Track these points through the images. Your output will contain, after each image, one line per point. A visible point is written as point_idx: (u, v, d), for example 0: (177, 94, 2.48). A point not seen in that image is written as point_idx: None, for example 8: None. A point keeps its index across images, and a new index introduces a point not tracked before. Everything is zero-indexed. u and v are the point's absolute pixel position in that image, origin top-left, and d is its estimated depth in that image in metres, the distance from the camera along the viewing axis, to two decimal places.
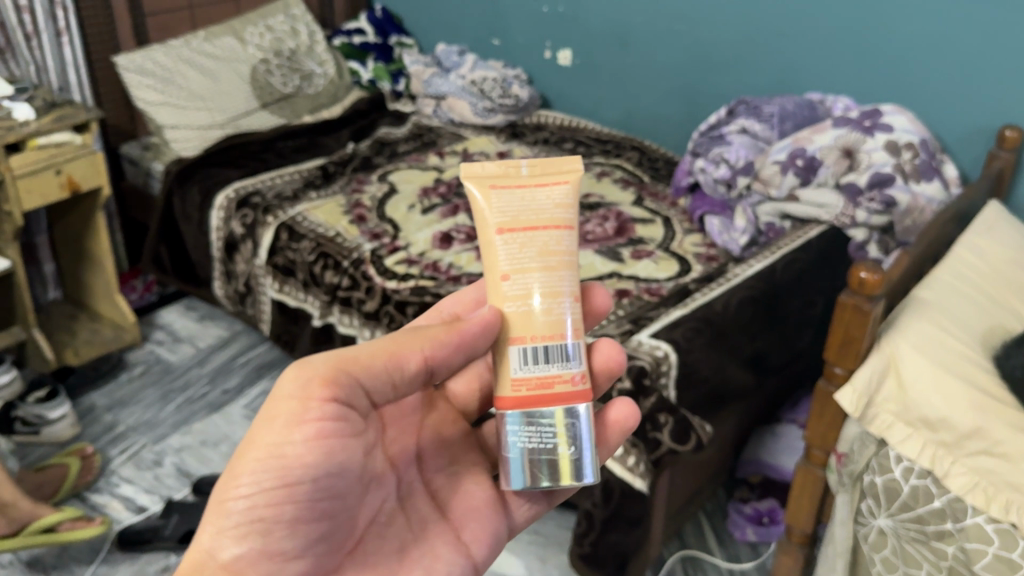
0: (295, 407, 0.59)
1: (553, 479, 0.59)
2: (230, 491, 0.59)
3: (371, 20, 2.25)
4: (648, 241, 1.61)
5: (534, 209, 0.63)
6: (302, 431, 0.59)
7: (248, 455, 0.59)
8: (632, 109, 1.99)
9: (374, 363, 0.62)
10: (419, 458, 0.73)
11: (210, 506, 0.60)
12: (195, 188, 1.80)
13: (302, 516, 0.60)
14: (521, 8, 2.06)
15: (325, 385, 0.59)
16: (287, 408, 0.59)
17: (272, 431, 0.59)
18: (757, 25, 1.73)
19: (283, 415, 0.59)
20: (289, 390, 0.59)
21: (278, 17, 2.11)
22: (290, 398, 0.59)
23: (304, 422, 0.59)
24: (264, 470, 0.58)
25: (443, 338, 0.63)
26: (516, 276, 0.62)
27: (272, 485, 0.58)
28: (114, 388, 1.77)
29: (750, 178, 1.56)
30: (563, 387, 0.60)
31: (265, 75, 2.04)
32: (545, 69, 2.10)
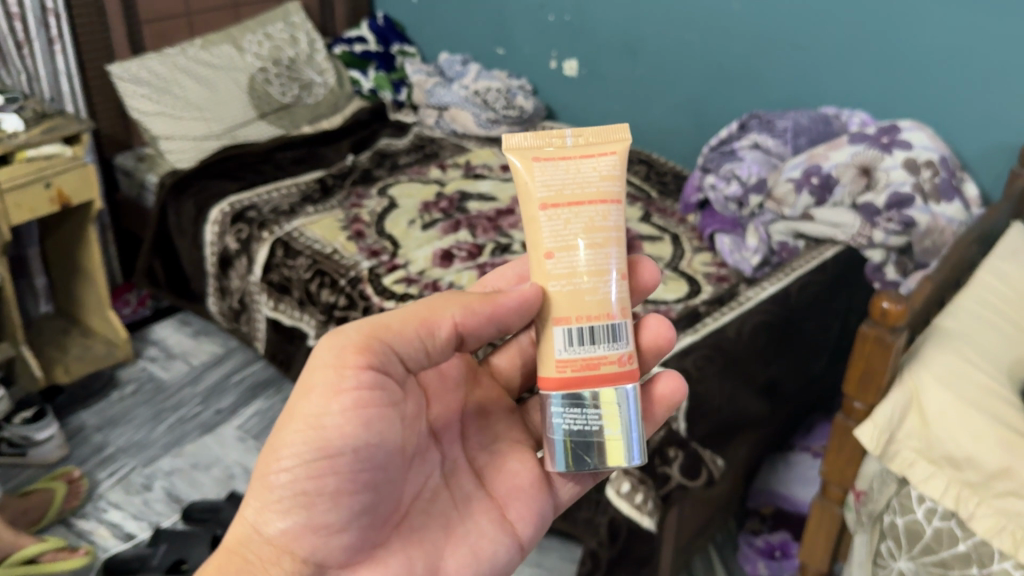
0: (330, 378, 0.61)
1: (602, 462, 0.61)
2: (272, 465, 0.61)
3: (373, 29, 2.20)
4: (656, 259, 1.55)
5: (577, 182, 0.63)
6: (340, 400, 0.61)
7: (288, 427, 0.61)
8: (640, 121, 1.94)
9: (406, 331, 0.63)
10: (463, 432, 0.73)
11: (255, 480, 0.62)
12: (189, 202, 1.75)
13: (344, 488, 0.61)
14: (527, 16, 2.01)
15: (360, 356, 0.61)
16: (323, 380, 0.61)
17: (310, 403, 0.61)
18: (770, 37, 1.67)
19: (320, 387, 0.61)
20: (324, 363, 0.61)
21: (277, 24, 2.06)
22: (325, 369, 0.61)
23: (340, 392, 0.61)
24: (303, 442, 0.61)
25: (475, 307, 0.65)
26: (561, 253, 0.62)
27: (311, 456, 0.61)
28: (105, 407, 1.71)
29: (762, 196, 1.50)
30: (609, 368, 0.61)
31: (263, 84, 1.99)
32: (551, 80, 2.05)
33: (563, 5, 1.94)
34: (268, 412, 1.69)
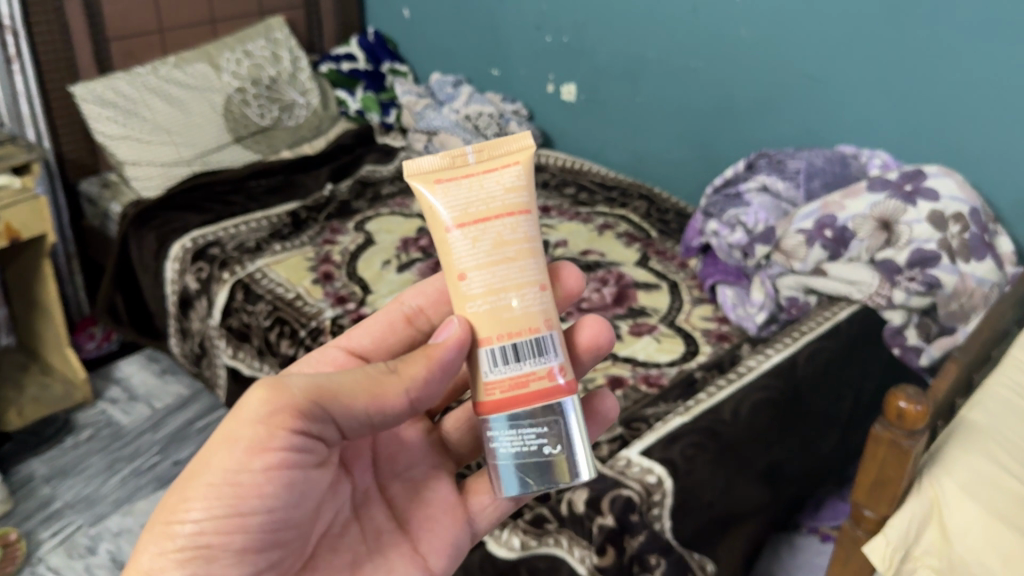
0: (258, 434, 0.55)
1: (551, 481, 0.54)
2: (178, 512, 0.55)
3: (363, 45, 2.07)
4: (652, 312, 1.40)
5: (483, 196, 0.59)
6: (264, 458, 0.55)
7: (202, 473, 0.55)
8: (641, 151, 1.79)
9: (348, 397, 0.57)
10: (376, 460, 0.70)
11: (154, 524, 0.56)
12: (152, 235, 1.63)
13: (253, 544, 0.56)
14: (523, 37, 1.87)
15: (291, 413, 0.55)
16: (249, 434, 0.55)
17: (229, 456, 0.55)
18: (783, 67, 1.52)
19: (243, 438, 0.55)
20: (252, 413, 0.55)
21: (258, 41, 1.93)
22: (253, 424, 0.55)
23: (268, 450, 0.55)
24: (216, 493, 0.55)
25: (424, 372, 0.59)
26: (474, 272, 0.57)
27: (222, 512, 0.55)
28: (57, 455, 1.59)
29: (770, 246, 1.35)
30: (537, 385, 0.55)
31: (241, 105, 1.87)
32: (548, 105, 1.90)
33: (560, 26, 1.80)
34: None
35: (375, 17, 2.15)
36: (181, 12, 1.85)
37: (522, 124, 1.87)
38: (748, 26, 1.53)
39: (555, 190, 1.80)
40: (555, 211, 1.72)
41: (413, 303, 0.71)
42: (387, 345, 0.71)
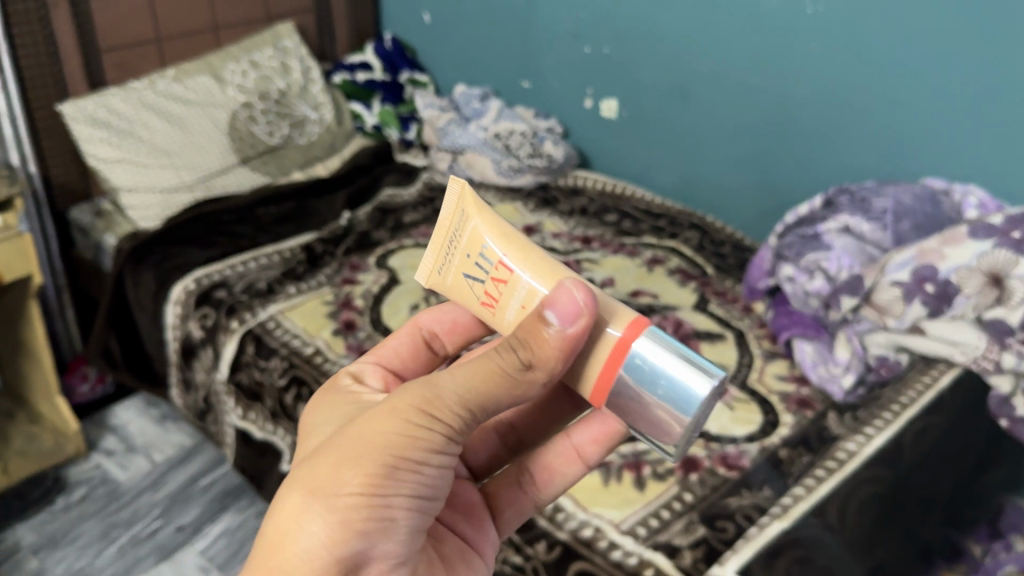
0: (438, 434, 0.52)
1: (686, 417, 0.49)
2: (354, 489, 0.50)
3: (380, 53, 1.89)
4: (719, 370, 1.23)
5: (458, 256, 0.59)
6: (438, 457, 0.52)
7: (375, 456, 0.50)
8: (691, 175, 1.62)
9: (507, 391, 0.52)
10: None
11: (316, 481, 0.51)
12: (150, 273, 1.45)
13: (412, 527, 0.52)
14: (558, 47, 1.69)
15: (458, 411, 0.52)
16: (427, 434, 0.51)
17: (402, 446, 0.51)
18: (860, 88, 1.34)
19: (415, 434, 0.51)
20: (425, 407, 0.52)
21: (266, 50, 1.75)
22: (428, 420, 0.51)
23: (440, 452, 0.52)
24: (394, 481, 0.51)
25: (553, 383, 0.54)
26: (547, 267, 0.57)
27: (404, 489, 0.51)
28: (46, 521, 1.42)
29: (857, 298, 1.18)
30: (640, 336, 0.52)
31: (248, 123, 1.69)
32: (584, 121, 1.73)
33: (600, 36, 1.62)
34: (239, 532, 1.40)
35: (392, 21, 1.97)
36: (180, 20, 1.67)
37: (557, 143, 1.71)
38: (820, 42, 1.36)
39: (596, 217, 1.63)
40: (597, 242, 1.55)
41: (431, 327, 0.70)
42: (410, 363, 0.69)
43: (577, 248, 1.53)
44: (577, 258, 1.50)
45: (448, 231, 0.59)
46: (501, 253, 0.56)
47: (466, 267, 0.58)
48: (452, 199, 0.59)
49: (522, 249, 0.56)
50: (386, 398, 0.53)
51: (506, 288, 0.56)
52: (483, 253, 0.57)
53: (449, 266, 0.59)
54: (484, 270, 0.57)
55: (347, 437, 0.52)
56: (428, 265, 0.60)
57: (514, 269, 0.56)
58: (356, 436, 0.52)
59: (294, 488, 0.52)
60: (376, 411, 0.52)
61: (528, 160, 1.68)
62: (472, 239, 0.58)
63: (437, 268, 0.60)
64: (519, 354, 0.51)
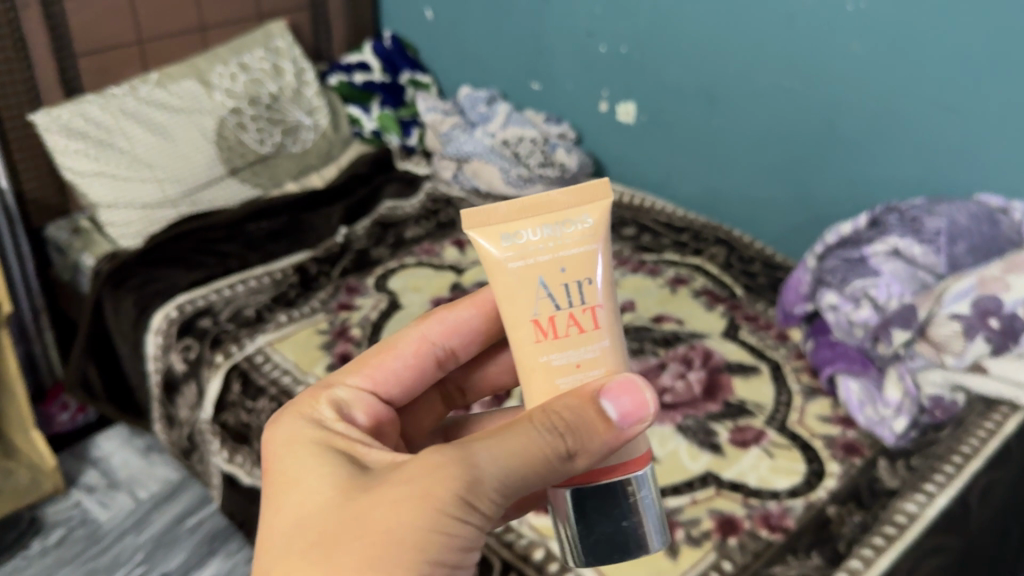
0: (471, 527, 0.48)
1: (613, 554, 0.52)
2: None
3: (378, 52, 1.75)
4: (754, 409, 1.11)
5: (533, 257, 0.52)
6: (468, 554, 0.49)
7: (410, 563, 0.46)
8: (715, 185, 1.49)
9: (544, 480, 0.49)
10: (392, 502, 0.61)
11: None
12: (130, 297, 1.34)
13: None
14: (571, 46, 1.57)
15: (492, 501, 0.49)
16: (460, 529, 0.48)
17: (435, 548, 0.47)
18: (906, 92, 1.22)
19: (449, 533, 0.47)
20: (464, 496, 0.48)
21: (256, 51, 1.63)
22: (467, 510, 0.48)
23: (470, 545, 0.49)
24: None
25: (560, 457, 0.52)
26: None
27: None
28: (19, 568, 1.31)
29: (911, 332, 1.07)
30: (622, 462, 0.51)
31: (236, 130, 1.57)
32: (599, 125, 1.60)
33: (617, 34, 1.49)
34: None
35: (392, 18, 1.84)
36: (163, 20, 1.54)
37: (571, 148, 1.56)
38: (861, 41, 1.23)
39: (613, 231, 1.50)
40: (615, 259, 1.43)
41: (446, 346, 0.68)
42: (412, 384, 0.66)
43: None
44: None
45: (549, 224, 0.52)
46: (587, 292, 0.52)
47: (543, 274, 0.52)
48: (577, 200, 0.53)
49: (605, 322, 0.52)
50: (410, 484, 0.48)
51: (575, 336, 0.51)
52: (568, 280, 0.52)
53: (529, 252, 0.52)
54: (564, 291, 0.52)
55: (370, 533, 0.47)
56: (490, 225, 0.53)
57: (598, 328, 0.52)
58: (383, 536, 0.46)
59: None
60: (405, 503, 0.47)
61: (539, 169, 1.54)
62: (566, 256, 0.52)
63: (517, 241, 0.52)
64: (565, 439, 0.48)
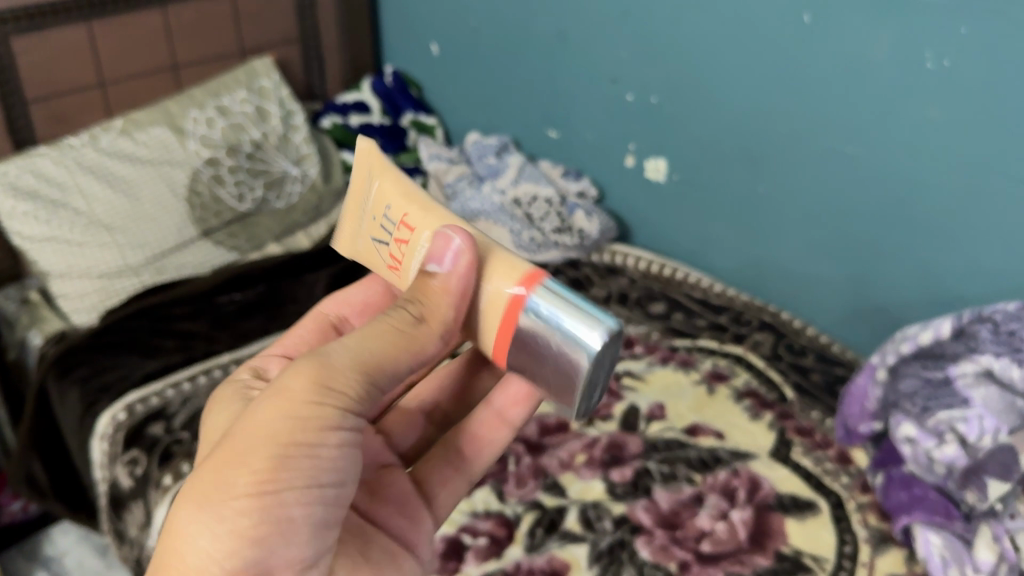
0: (329, 408, 0.51)
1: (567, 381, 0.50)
2: (242, 496, 0.49)
3: (378, 90, 1.57)
4: (814, 565, 0.90)
5: (367, 225, 0.59)
6: (334, 438, 0.51)
7: (263, 448, 0.49)
8: (757, 257, 1.28)
9: (405, 353, 0.53)
10: None
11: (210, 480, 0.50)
12: (75, 390, 1.15)
13: (319, 520, 0.51)
14: (593, 92, 1.37)
15: (352, 389, 0.51)
16: (318, 411, 0.50)
17: (292, 438, 0.50)
18: (997, 168, 1.00)
19: (305, 420, 0.50)
20: (316, 384, 0.51)
21: (237, 92, 1.44)
22: (322, 397, 0.51)
23: (337, 431, 0.51)
24: (287, 475, 0.49)
25: (448, 315, 0.53)
26: None
27: (295, 484, 0.49)
28: None
29: (1010, 480, 0.87)
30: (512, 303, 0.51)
31: (211, 184, 1.38)
32: (623, 182, 1.39)
33: (646, 80, 1.29)
34: None
35: (392, 50, 1.64)
36: (130, 59, 1.36)
37: (592, 211, 1.35)
38: (942, 105, 1.02)
39: (640, 309, 1.29)
40: (640, 346, 1.22)
41: (335, 311, 0.70)
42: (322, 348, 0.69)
43: (616, 356, 1.20)
44: (617, 372, 1.17)
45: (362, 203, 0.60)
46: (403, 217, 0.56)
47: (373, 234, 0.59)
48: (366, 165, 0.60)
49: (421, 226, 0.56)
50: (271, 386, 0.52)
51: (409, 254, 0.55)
52: (389, 213, 0.58)
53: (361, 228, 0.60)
54: (387, 228, 0.58)
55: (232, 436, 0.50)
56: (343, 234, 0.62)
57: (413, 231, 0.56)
58: (246, 429, 0.50)
59: (185, 507, 0.50)
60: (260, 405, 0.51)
61: (555, 236, 1.33)
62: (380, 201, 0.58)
63: (354, 235, 0.61)
64: (413, 304, 0.54)
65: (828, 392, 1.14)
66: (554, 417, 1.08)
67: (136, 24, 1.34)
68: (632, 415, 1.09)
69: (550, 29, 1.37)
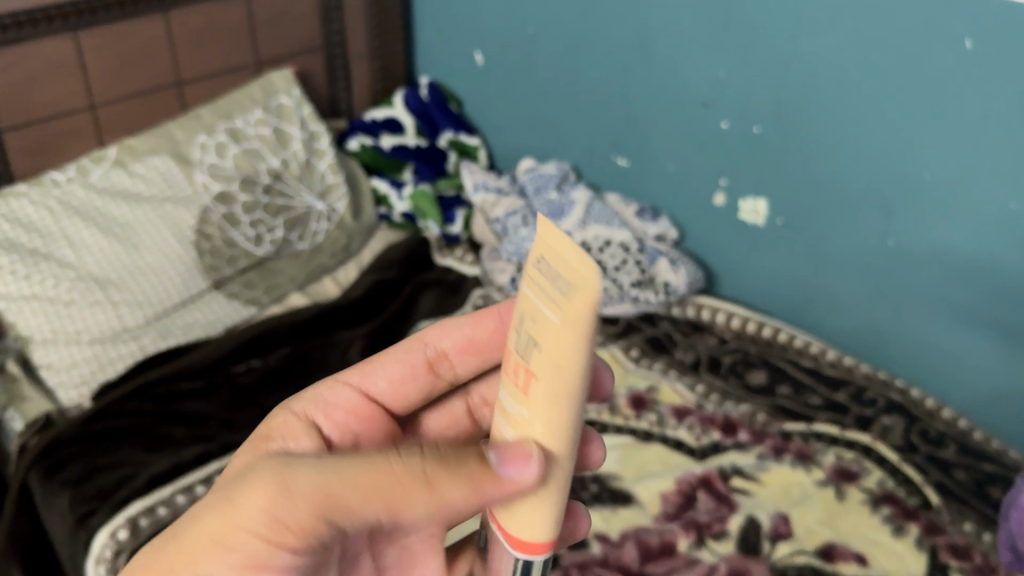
0: (254, 542, 0.45)
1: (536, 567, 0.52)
2: None
3: (412, 107, 1.36)
4: None
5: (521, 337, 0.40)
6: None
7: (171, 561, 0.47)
8: (880, 320, 1.07)
9: (378, 507, 0.43)
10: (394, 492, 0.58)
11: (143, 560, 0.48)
12: (62, 496, 0.93)
13: None
14: (676, 116, 1.15)
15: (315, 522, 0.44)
16: (246, 540, 0.45)
17: (231, 537, 0.45)
18: None
19: (246, 530, 0.44)
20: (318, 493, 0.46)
21: (254, 112, 1.22)
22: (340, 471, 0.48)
23: (259, 568, 0.45)
24: None
25: (468, 482, 0.43)
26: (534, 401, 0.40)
27: None
28: None
29: None
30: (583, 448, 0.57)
31: (223, 226, 1.16)
32: (708, 222, 1.18)
33: (748, 107, 1.08)
34: None
35: (429, 58, 1.41)
36: (126, 74, 1.13)
37: (678, 258, 1.15)
38: None
39: (737, 378, 1.09)
40: (745, 431, 1.01)
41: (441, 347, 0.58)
42: (404, 386, 0.59)
43: (717, 445, 1.00)
44: (723, 468, 0.96)
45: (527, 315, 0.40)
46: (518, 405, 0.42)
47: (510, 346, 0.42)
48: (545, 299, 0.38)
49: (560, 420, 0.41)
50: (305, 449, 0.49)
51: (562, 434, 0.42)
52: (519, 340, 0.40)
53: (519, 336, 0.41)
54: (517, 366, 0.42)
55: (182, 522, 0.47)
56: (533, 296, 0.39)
57: (532, 401, 0.40)
58: (208, 499, 0.47)
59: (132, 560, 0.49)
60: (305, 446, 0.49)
61: (635, 290, 1.13)
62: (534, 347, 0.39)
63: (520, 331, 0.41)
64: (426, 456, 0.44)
65: (979, 497, 0.94)
66: (656, 535, 0.88)
67: (134, 34, 1.12)
68: (752, 532, 0.88)
69: (626, 41, 1.15)
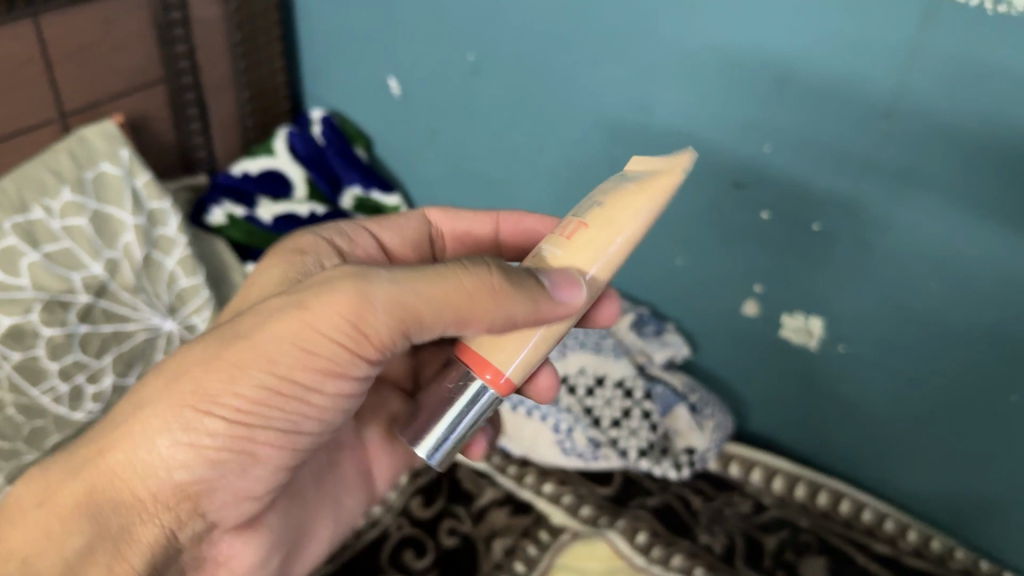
0: (344, 357, 0.44)
1: None
2: (201, 399, 0.44)
3: (301, 155, 0.98)
4: None
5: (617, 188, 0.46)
6: (326, 385, 0.45)
7: (220, 368, 0.43)
8: (982, 492, 0.77)
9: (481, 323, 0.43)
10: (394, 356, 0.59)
11: (180, 391, 0.44)
12: None
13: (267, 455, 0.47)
14: (689, 198, 0.80)
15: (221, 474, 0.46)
16: (328, 351, 0.43)
17: (305, 338, 0.43)
18: None
19: (327, 334, 0.43)
20: (188, 443, 0.45)
21: (63, 192, 0.81)
22: (217, 409, 0.44)
23: (339, 374, 0.44)
24: (259, 395, 0.44)
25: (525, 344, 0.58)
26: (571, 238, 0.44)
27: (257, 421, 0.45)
28: None
29: None
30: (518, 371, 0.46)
31: (17, 386, 0.76)
32: (732, 337, 0.85)
33: (807, 196, 0.73)
34: None
35: (322, 85, 1.02)
36: None
37: (705, 404, 0.83)
38: None
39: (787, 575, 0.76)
40: None
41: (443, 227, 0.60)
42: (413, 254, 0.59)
43: None
44: None
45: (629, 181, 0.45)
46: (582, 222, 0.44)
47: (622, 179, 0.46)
48: (661, 156, 0.46)
49: (605, 220, 0.43)
50: (141, 389, 0.46)
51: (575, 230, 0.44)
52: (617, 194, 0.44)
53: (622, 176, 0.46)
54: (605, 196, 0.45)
55: (210, 366, 0.44)
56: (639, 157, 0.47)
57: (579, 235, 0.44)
58: (265, 313, 0.44)
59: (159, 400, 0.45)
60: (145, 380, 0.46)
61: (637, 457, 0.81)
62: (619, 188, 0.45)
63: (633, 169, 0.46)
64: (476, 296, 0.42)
65: None
66: None
67: None
68: None
69: (618, 85, 0.79)
